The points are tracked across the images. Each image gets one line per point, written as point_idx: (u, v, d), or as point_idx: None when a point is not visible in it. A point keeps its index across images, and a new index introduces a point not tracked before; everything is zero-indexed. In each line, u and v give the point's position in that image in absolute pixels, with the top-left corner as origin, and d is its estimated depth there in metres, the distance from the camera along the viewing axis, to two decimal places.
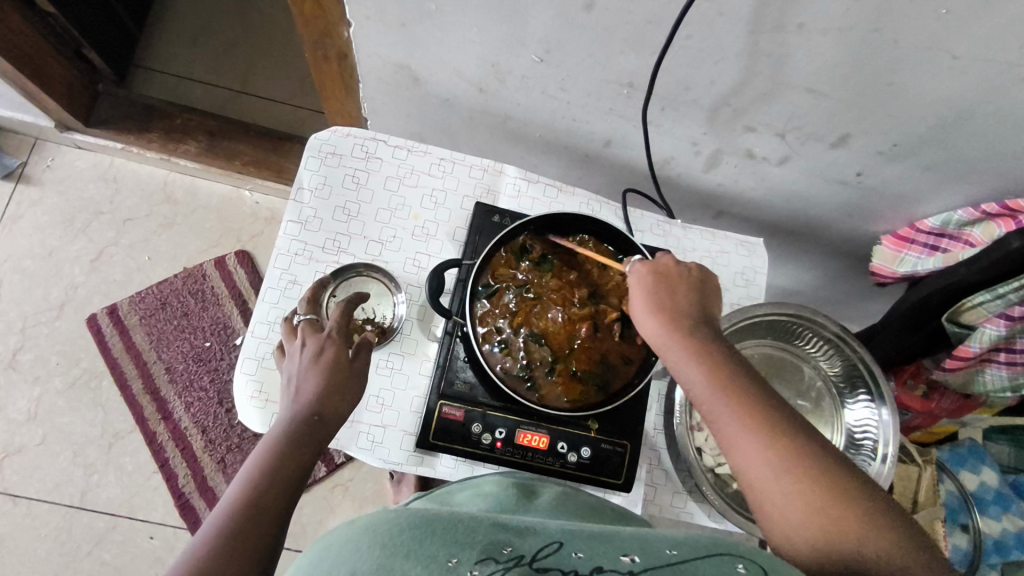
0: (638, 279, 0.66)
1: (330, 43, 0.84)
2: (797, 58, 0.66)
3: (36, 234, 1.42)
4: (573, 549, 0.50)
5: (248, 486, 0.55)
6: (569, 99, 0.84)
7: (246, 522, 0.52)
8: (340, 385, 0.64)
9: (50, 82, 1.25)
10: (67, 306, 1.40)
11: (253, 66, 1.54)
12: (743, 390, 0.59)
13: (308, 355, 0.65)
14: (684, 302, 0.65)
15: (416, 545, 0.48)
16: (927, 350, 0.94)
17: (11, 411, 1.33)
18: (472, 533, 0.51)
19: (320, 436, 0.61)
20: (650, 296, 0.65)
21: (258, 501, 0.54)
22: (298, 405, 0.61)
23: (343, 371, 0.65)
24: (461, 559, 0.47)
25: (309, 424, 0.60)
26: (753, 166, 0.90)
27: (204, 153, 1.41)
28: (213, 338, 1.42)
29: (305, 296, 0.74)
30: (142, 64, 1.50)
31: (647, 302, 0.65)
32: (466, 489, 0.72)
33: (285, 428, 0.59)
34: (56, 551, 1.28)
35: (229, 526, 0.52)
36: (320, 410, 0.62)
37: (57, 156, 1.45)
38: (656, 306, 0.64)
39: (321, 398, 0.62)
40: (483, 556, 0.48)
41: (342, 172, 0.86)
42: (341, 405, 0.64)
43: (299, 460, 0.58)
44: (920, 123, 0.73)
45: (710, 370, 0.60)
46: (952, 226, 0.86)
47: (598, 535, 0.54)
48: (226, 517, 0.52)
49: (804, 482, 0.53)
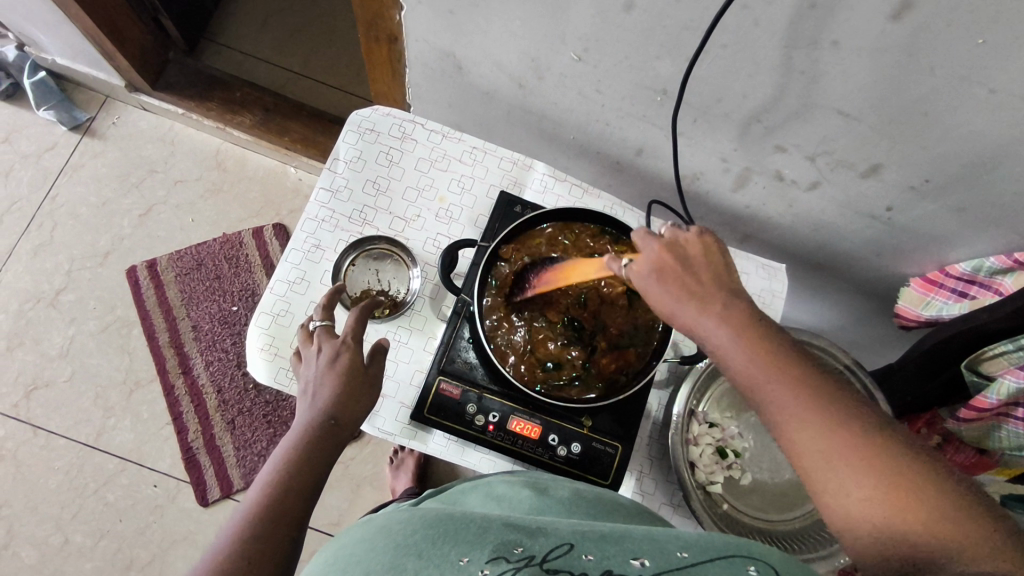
0: (647, 257, 0.59)
1: (382, 26, 0.87)
2: (830, 77, 0.66)
3: (93, 184, 1.50)
4: (586, 551, 0.50)
5: (266, 493, 0.59)
6: (603, 102, 0.85)
7: (264, 528, 0.57)
8: (355, 388, 0.67)
9: (127, 43, 1.32)
10: (110, 255, 1.47)
11: (316, 51, 1.61)
12: (781, 366, 0.52)
13: (324, 361, 0.68)
14: (703, 275, 0.58)
15: (428, 547, 0.51)
16: (943, 399, 0.91)
17: (45, 346, 1.40)
18: (484, 533, 0.53)
19: (336, 441, 0.65)
20: (661, 274, 0.58)
21: (276, 508, 0.58)
22: (314, 411, 0.64)
23: (357, 377, 0.68)
24: (472, 558, 0.49)
25: (327, 428, 0.64)
26: (781, 190, 0.89)
27: (257, 126, 1.47)
28: (240, 303, 1.47)
29: (323, 298, 0.74)
30: (213, 38, 1.58)
31: (663, 284, 0.58)
32: (477, 489, 0.72)
33: (299, 439, 0.63)
34: (66, 485, 1.33)
35: (248, 534, 0.56)
36: (337, 415, 0.65)
37: (123, 115, 1.54)
38: (672, 284, 0.57)
39: (336, 404, 0.65)
40: (494, 555, 0.49)
41: (377, 149, 0.89)
42: (355, 409, 0.66)
43: (312, 470, 0.62)
44: (953, 159, 0.72)
45: (747, 352, 0.53)
46: (983, 273, 0.84)
47: (610, 532, 0.54)
48: (243, 527, 0.56)
49: (858, 457, 0.47)
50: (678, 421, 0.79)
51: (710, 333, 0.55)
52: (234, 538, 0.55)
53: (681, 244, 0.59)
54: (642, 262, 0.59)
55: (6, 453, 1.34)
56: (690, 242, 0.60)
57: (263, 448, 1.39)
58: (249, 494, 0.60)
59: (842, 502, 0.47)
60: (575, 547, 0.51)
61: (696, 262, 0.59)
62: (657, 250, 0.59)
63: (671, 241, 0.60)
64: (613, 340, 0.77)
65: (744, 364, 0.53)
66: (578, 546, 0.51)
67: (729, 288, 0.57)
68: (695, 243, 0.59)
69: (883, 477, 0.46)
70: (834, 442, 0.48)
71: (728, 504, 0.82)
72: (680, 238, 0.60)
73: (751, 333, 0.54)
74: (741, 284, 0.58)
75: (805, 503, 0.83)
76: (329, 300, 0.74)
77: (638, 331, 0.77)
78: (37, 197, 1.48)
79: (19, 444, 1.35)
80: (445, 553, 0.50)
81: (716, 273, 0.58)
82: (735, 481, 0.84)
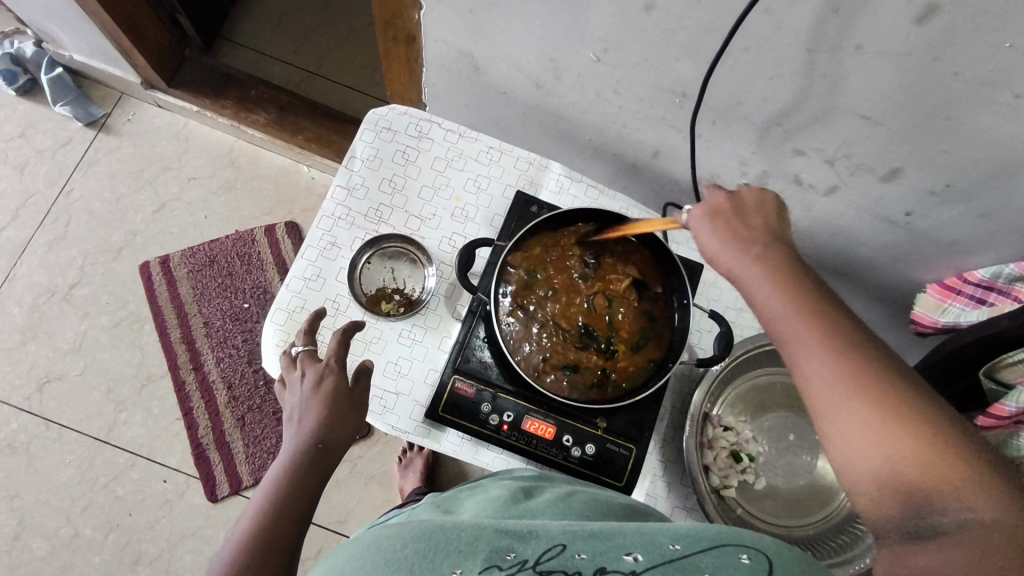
0: (702, 208, 0.59)
1: (401, 25, 0.87)
2: (853, 81, 0.66)
3: (107, 180, 1.51)
4: (578, 549, 0.51)
5: (257, 525, 0.61)
6: (621, 103, 0.85)
7: (257, 559, 0.59)
8: (342, 411, 0.68)
9: (144, 41, 1.33)
10: (124, 251, 1.48)
11: (331, 52, 1.62)
12: (819, 307, 0.50)
13: (308, 387, 0.69)
14: (755, 227, 0.57)
15: (419, 559, 0.51)
16: (962, 407, 0.90)
17: (58, 340, 1.41)
18: (475, 539, 0.53)
19: (324, 465, 0.66)
20: (713, 219, 0.58)
21: (268, 542, 0.60)
22: (300, 439, 0.66)
23: (344, 399, 0.69)
24: (464, 569, 0.50)
25: (314, 454, 0.66)
26: (799, 194, 0.89)
27: (270, 125, 1.48)
28: (252, 300, 1.48)
29: (304, 325, 0.74)
30: (229, 37, 1.59)
31: (713, 229, 0.57)
32: (477, 493, 0.71)
33: (289, 465, 0.64)
34: (76, 478, 1.34)
35: (242, 566, 0.58)
36: (322, 439, 0.66)
37: (138, 112, 1.55)
38: (721, 227, 0.57)
39: (323, 428, 0.67)
40: (486, 565, 0.50)
41: (394, 147, 0.89)
42: (343, 430, 0.68)
43: (303, 493, 0.64)
44: (975, 165, 0.71)
45: (782, 288, 0.51)
46: (1002, 279, 0.83)
47: (601, 527, 0.55)
48: (236, 559, 0.59)
49: (882, 398, 0.45)
50: (694, 424, 0.79)
51: (749, 271, 0.54)
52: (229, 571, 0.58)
53: (739, 195, 0.59)
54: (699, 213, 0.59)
55: (18, 446, 1.35)
56: (748, 195, 0.59)
57: (272, 446, 1.39)
58: (243, 527, 0.62)
59: (855, 439, 0.45)
60: (567, 545, 0.53)
61: (751, 215, 0.58)
62: (713, 201, 0.59)
63: (726, 191, 0.59)
64: (630, 337, 0.78)
65: (777, 301, 0.51)
66: (570, 544, 0.52)
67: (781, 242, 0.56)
68: (752, 196, 0.58)
69: (906, 421, 0.44)
70: (855, 378, 0.46)
71: (742, 508, 0.82)
72: (738, 191, 0.59)
73: (789, 274, 0.52)
74: (791, 240, 0.57)
75: (818, 509, 0.83)
76: (311, 325, 0.74)
77: (655, 326, 0.78)
78: (52, 192, 1.49)
79: (31, 437, 1.35)
80: (438, 564, 0.50)
81: (772, 229, 0.57)
82: (749, 485, 0.84)
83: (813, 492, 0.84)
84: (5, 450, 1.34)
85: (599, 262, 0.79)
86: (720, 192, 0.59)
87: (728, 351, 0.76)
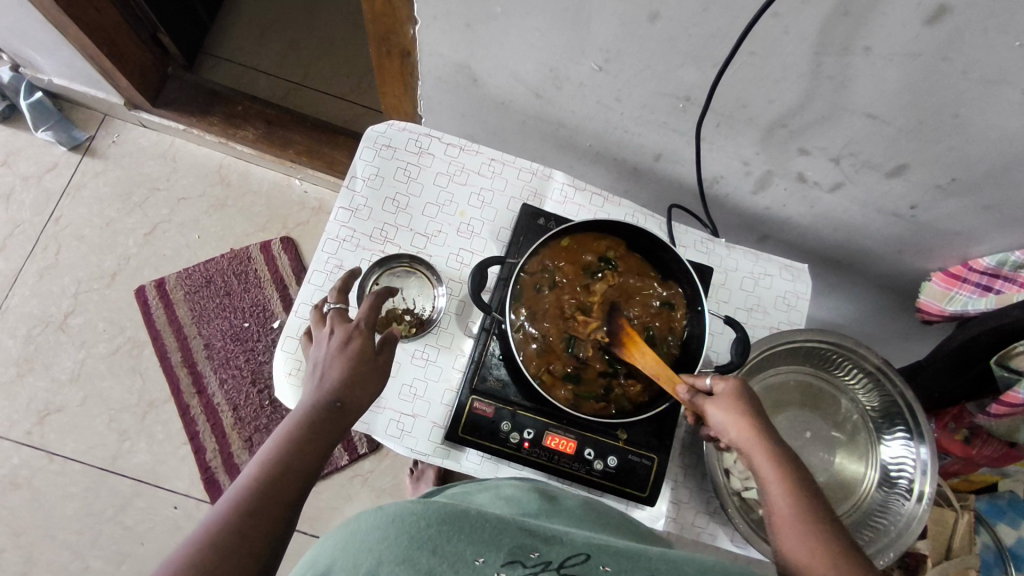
0: (725, 388, 0.67)
1: (394, 40, 0.86)
2: (860, 81, 0.66)
3: (95, 205, 1.48)
4: (602, 561, 0.52)
5: (264, 466, 0.55)
6: (623, 110, 0.84)
7: (257, 502, 0.52)
8: (364, 376, 0.65)
9: (125, 62, 1.31)
10: (117, 276, 1.45)
11: (316, 62, 1.59)
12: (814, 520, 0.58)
13: (335, 345, 0.66)
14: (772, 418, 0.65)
15: (443, 540, 0.51)
16: (972, 394, 0.91)
17: (56, 371, 1.39)
18: (499, 532, 0.54)
19: (339, 425, 0.62)
20: (734, 406, 0.65)
21: (272, 485, 0.54)
22: (320, 392, 0.62)
23: (368, 363, 0.66)
24: (488, 558, 0.50)
25: (330, 411, 0.61)
26: (804, 191, 0.89)
27: (260, 140, 1.45)
28: (251, 319, 1.46)
29: (338, 283, 0.74)
30: (211, 52, 1.56)
31: (732, 409, 0.65)
32: (486, 489, 0.72)
33: (305, 415, 0.60)
34: (83, 510, 1.32)
35: (244, 503, 0.52)
36: (341, 397, 0.62)
37: (123, 133, 1.52)
38: (740, 417, 0.64)
39: (343, 387, 0.63)
40: (510, 558, 0.51)
41: (394, 165, 0.88)
42: (362, 395, 0.64)
43: (315, 447, 0.58)
44: (982, 159, 0.71)
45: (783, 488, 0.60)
46: (1008, 267, 0.84)
47: (621, 546, 0.56)
48: (238, 498, 0.52)
49: None
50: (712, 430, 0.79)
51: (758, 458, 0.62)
52: (228, 510, 0.51)
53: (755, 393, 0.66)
54: (722, 393, 0.67)
55: (22, 481, 1.32)
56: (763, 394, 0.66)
57: None
58: (248, 468, 0.55)
59: None
60: (591, 557, 0.53)
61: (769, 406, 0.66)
62: (736, 383, 0.67)
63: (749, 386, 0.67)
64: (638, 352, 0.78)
65: (779, 492, 0.60)
66: (594, 555, 0.53)
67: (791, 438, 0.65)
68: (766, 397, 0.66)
69: None
70: None
71: None
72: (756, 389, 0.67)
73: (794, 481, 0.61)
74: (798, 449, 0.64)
75: (839, 505, 0.82)
76: (344, 286, 0.74)
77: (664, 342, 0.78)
78: (40, 219, 1.46)
79: (34, 472, 1.33)
80: (460, 552, 0.50)
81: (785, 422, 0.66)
82: None
83: (834, 488, 0.83)
84: (8, 486, 1.32)
85: (617, 264, 0.79)
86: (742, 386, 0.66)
87: (745, 356, 0.75)
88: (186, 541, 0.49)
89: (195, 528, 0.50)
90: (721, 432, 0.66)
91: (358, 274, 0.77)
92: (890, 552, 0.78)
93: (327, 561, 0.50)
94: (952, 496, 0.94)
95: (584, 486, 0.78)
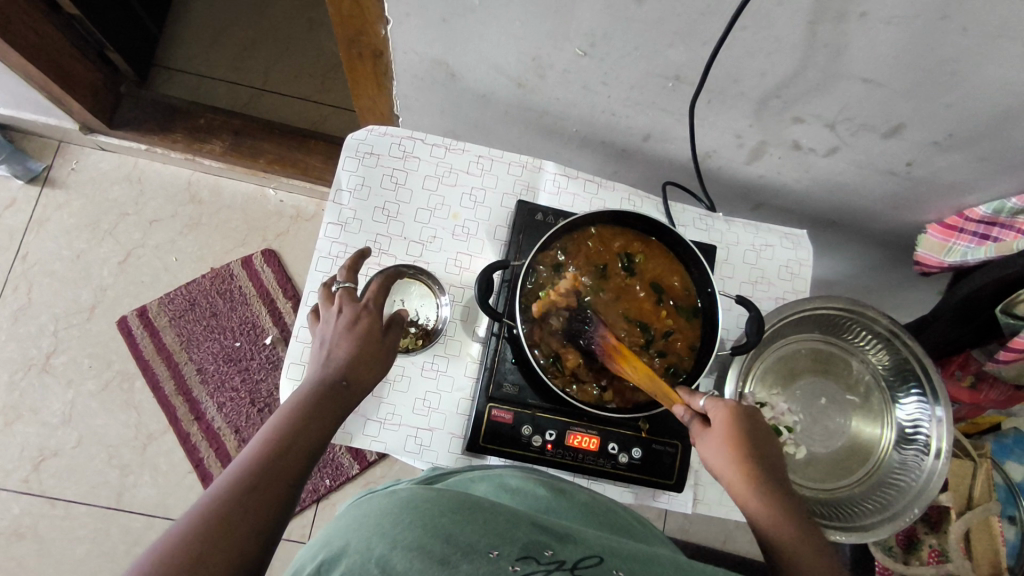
0: (720, 415, 0.64)
1: (365, 42, 0.82)
2: (856, 47, 0.64)
3: (63, 237, 1.42)
4: (614, 565, 0.51)
5: (267, 443, 0.54)
6: (610, 93, 0.82)
7: (258, 477, 0.51)
8: (370, 354, 0.64)
9: (74, 84, 1.24)
10: (96, 309, 1.40)
11: (276, 64, 1.53)
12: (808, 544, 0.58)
13: (344, 322, 0.65)
14: (766, 442, 0.64)
15: (457, 530, 0.49)
16: (977, 341, 0.92)
17: (45, 414, 1.34)
18: (514, 528, 0.52)
19: (344, 403, 0.61)
20: (727, 432, 0.63)
21: (276, 463, 0.52)
22: (328, 368, 0.61)
23: (375, 344, 0.65)
24: (503, 551, 0.48)
25: (337, 389, 0.60)
26: (798, 157, 0.87)
27: (228, 152, 1.39)
28: (242, 338, 1.43)
29: (346, 261, 0.71)
30: (164, 64, 1.49)
31: (723, 438, 0.63)
32: (488, 479, 0.70)
33: (313, 389, 0.59)
34: (94, 552, 1.29)
35: (244, 480, 0.50)
36: (347, 376, 0.61)
37: (81, 158, 1.45)
38: (732, 446, 0.62)
39: (350, 365, 0.62)
40: (524, 553, 0.49)
41: (379, 173, 0.85)
42: (369, 376, 0.63)
43: (321, 422, 0.58)
44: (980, 112, 0.70)
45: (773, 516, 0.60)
46: (1004, 214, 0.84)
47: (634, 553, 0.55)
48: (238, 475, 0.51)
49: None
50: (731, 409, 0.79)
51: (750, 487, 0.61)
52: (227, 487, 0.50)
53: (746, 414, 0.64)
54: (716, 419, 0.64)
55: (25, 531, 1.29)
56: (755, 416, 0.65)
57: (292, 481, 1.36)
58: (250, 444, 0.54)
59: None
60: (604, 560, 0.52)
61: (761, 429, 0.64)
62: (729, 409, 0.64)
63: (741, 408, 0.64)
64: (653, 332, 0.78)
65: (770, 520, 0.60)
66: (606, 559, 0.52)
67: (780, 462, 0.64)
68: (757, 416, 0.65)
69: None
70: None
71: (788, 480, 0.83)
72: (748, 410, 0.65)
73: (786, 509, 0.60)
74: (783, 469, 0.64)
75: (858, 466, 0.85)
76: (353, 263, 0.71)
77: (680, 324, 0.78)
78: (5, 259, 1.39)
79: (37, 520, 1.29)
80: (474, 541, 0.49)
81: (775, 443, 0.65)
82: (789, 457, 0.85)
83: (852, 451, 0.85)
84: (12, 538, 1.28)
85: (632, 256, 0.79)
86: (733, 411, 0.64)
87: (762, 333, 0.74)
88: (186, 515, 0.47)
89: (195, 503, 0.48)
90: (709, 458, 0.64)
91: (367, 254, 0.75)
92: (916, 510, 0.77)
93: (340, 542, 0.49)
94: (970, 446, 0.95)
95: (610, 480, 0.78)
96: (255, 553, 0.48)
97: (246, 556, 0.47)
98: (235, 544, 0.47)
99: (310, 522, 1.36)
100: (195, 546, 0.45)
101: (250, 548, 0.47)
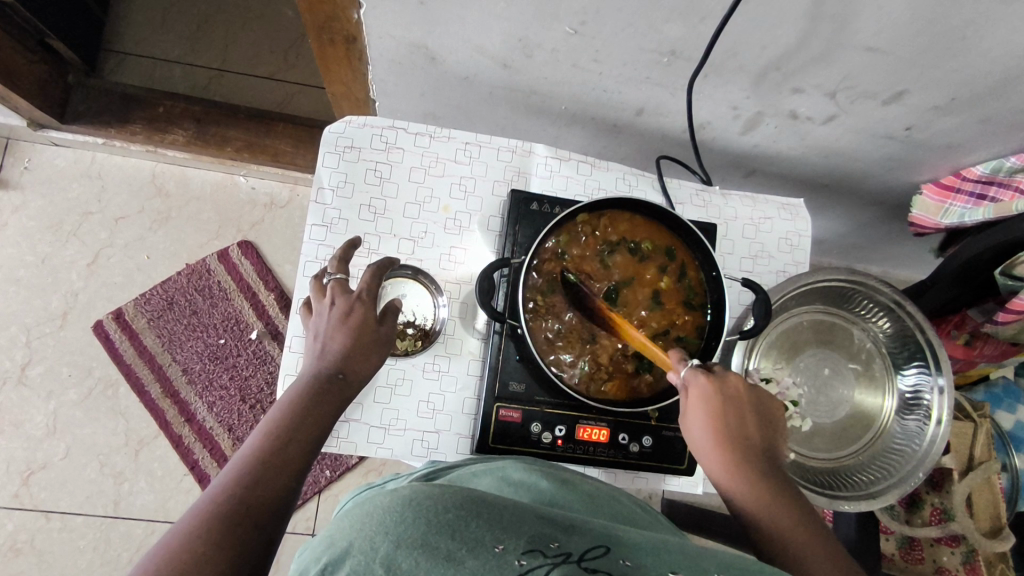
0: (697, 392, 0.64)
1: (337, 28, 0.76)
2: (863, 16, 0.61)
3: (24, 241, 1.34)
4: (623, 554, 0.44)
5: (267, 441, 0.52)
6: (602, 70, 0.77)
7: (261, 474, 0.49)
8: (366, 345, 0.61)
9: (18, 78, 1.15)
10: (69, 315, 1.34)
11: (234, 40, 1.43)
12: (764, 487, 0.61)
13: (337, 315, 0.62)
14: (747, 411, 0.64)
15: (463, 525, 0.41)
16: (974, 300, 0.93)
17: (29, 428, 1.29)
18: (519, 520, 0.44)
19: (342, 397, 0.59)
20: (705, 401, 0.64)
21: (277, 456, 0.51)
22: (323, 363, 0.59)
23: (370, 335, 0.62)
24: (509, 545, 0.40)
25: (333, 382, 0.58)
26: (795, 126, 0.85)
27: (192, 142, 1.30)
28: (226, 334, 1.39)
29: (336, 252, 0.68)
30: (113, 48, 1.39)
31: (700, 403, 0.64)
32: (492, 471, 0.64)
33: (309, 386, 0.57)
34: (97, 561, 1.27)
35: (247, 476, 0.49)
36: (344, 368, 0.59)
37: (33, 156, 1.35)
38: (706, 411, 0.64)
39: (346, 357, 0.60)
40: (529, 547, 0.41)
41: (362, 168, 0.80)
42: (366, 364, 0.61)
43: (317, 420, 0.55)
44: (987, 75, 0.68)
45: (736, 469, 0.62)
46: (1002, 173, 0.82)
47: (643, 541, 0.48)
48: (241, 471, 0.49)
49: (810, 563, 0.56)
50: None
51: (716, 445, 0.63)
52: (227, 486, 0.48)
53: (724, 382, 0.64)
54: (693, 394, 0.64)
55: (23, 546, 1.26)
56: (732, 383, 0.65)
57: None
58: (248, 442, 0.52)
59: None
60: (610, 549, 0.45)
61: (741, 399, 0.64)
62: (706, 384, 0.64)
63: (717, 377, 0.65)
64: (663, 320, 0.76)
65: (733, 471, 0.62)
66: (613, 548, 0.45)
67: (757, 427, 0.64)
68: (736, 383, 0.65)
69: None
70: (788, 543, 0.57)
71: (795, 453, 0.84)
72: (725, 378, 0.65)
73: (746, 459, 0.62)
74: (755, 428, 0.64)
75: (864, 434, 0.85)
76: (343, 254, 0.68)
77: (693, 305, 0.76)
78: None
79: (33, 534, 1.26)
80: (478, 534, 0.41)
81: (754, 410, 0.65)
82: (797, 429, 0.86)
83: (855, 420, 0.86)
84: (10, 554, 1.26)
85: (631, 237, 0.76)
86: (713, 381, 0.64)
87: (767, 317, 0.73)
88: (191, 513, 0.45)
89: (197, 503, 0.46)
90: (685, 423, 0.66)
91: (357, 243, 0.70)
92: (920, 474, 0.77)
93: (345, 540, 0.39)
94: (968, 407, 0.99)
95: (622, 469, 0.78)
96: (265, 549, 0.46)
97: (257, 554, 0.45)
98: (247, 544, 0.45)
99: (314, 514, 1.35)
100: (200, 541, 0.43)
101: (258, 546, 0.45)
